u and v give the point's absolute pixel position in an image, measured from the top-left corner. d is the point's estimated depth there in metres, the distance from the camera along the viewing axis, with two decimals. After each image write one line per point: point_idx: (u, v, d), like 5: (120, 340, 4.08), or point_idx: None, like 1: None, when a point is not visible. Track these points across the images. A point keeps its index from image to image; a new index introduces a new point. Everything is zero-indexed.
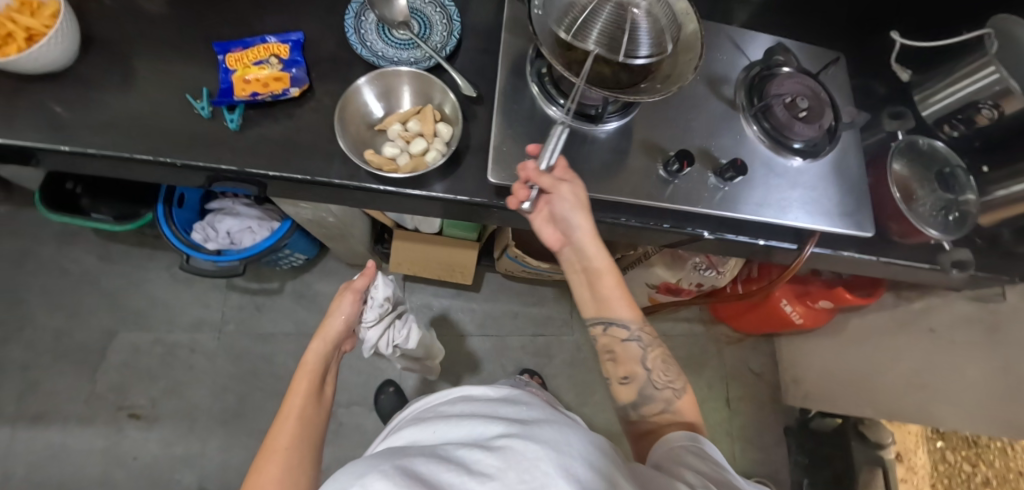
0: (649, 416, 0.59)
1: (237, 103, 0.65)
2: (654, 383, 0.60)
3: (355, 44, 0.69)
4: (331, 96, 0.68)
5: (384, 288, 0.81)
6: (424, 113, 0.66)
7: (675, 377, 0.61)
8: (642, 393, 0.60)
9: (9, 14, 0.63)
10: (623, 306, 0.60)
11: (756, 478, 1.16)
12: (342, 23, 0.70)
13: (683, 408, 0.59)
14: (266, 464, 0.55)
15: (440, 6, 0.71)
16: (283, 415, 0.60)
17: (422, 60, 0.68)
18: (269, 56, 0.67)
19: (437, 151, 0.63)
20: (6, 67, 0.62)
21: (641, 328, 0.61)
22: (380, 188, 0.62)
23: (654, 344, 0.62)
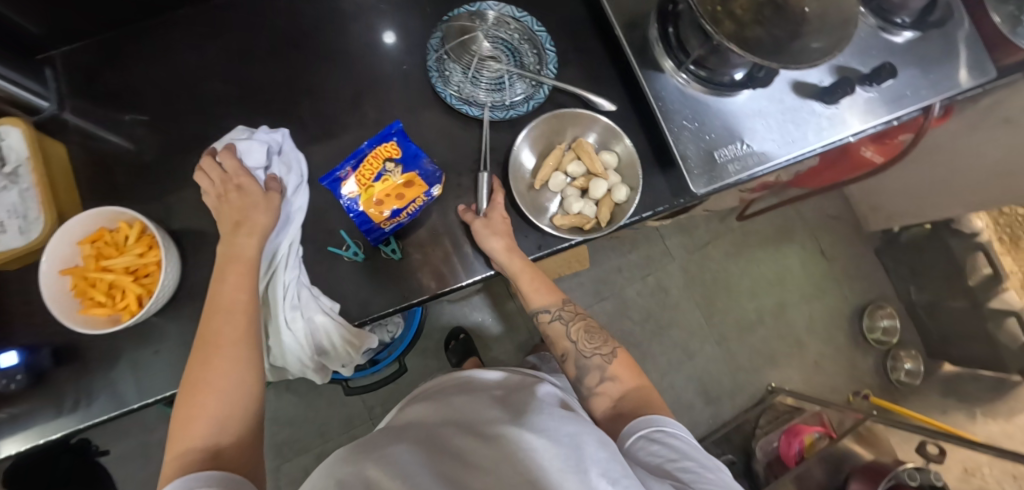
0: (595, 390, 0.54)
1: (388, 233, 0.58)
2: (584, 351, 0.56)
3: (460, 106, 0.61)
4: (469, 175, 0.62)
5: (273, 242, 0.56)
6: (580, 149, 0.63)
7: (601, 341, 0.57)
8: (578, 365, 0.56)
9: (97, 263, 0.52)
10: (542, 293, 0.59)
11: (873, 303, 1.29)
12: (430, 84, 0.63)
13: (618, 372, 0.55)
14: (191, 423, 0.42)
15: (515, 23, 0.63)
16: (206, 347, 0.45)
17: (533, 91, 0.63)
18: (384, 164, 0.59)
19: (625, 186, 0.62)
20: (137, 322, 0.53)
21: (563, 304, 0.59)
22: (578, 243, 0.59)
23: (576, 316, 0.59)
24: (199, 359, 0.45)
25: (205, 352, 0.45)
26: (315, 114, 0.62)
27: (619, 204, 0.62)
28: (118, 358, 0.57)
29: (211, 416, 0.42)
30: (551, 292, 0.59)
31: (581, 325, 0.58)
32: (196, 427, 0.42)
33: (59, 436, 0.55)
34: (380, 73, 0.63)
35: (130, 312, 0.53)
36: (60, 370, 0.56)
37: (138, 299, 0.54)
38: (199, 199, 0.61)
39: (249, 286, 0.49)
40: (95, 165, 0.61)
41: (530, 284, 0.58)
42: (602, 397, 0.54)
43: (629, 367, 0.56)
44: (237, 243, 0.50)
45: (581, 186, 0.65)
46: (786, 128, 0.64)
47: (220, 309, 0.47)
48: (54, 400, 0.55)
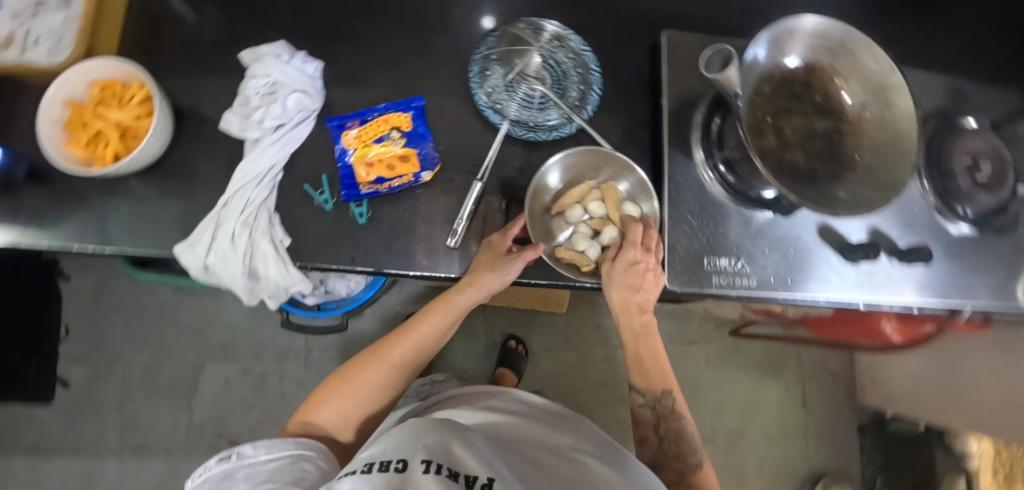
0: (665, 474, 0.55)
1: (364, 195, 0.58)
2: (667, 452, 0.56)
3: (485, 108, 0.61)
4: (464, 174, 0.61)
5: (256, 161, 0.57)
6: (607, 192, 0.60)
7: (691, 448, 0.56)
8: (654, 459, 0.56)
9: (95, 108, 0.55)
10: (660, 374, 0.57)
11: (831, 476, 1.21)
12: (468, 77, 0.63)
13: (700, 483, 0.54)
14: (339, 411, 0.57)
15: (573, 52, 0.64)
16: (376, 363, 0.59)
17: (562, 123, 0.63)
18: (390, 130, 0.60)
19: None
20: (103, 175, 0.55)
21: (665, 396, 0.57)
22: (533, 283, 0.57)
23: (675, 414, 0.57)
24: (370, 366, 0.59)
25: (381, 366, 0.59)
26: (351, 59, 0.62)
27: None
28: (72, 200, 0.58)
29: (349, 407, 0.57)
30: (664, 381, 0.57)
31: (677, 426, 0.57)
32: (334, 411, 0.57)
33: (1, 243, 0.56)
34: (427, 48, 0.63)
35: (103, 163, 0.55)
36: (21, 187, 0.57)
37: (115, 155, 0.55)
38: (215, 90, 0.62)
39: (432, 331, 0.60)
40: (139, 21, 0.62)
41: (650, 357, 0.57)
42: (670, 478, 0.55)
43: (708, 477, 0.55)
44: (450, 304, 0.59)
45: (595, 228, 0.61)
46: (792, 266, 0.60)
47: (409, 338, 0.60)
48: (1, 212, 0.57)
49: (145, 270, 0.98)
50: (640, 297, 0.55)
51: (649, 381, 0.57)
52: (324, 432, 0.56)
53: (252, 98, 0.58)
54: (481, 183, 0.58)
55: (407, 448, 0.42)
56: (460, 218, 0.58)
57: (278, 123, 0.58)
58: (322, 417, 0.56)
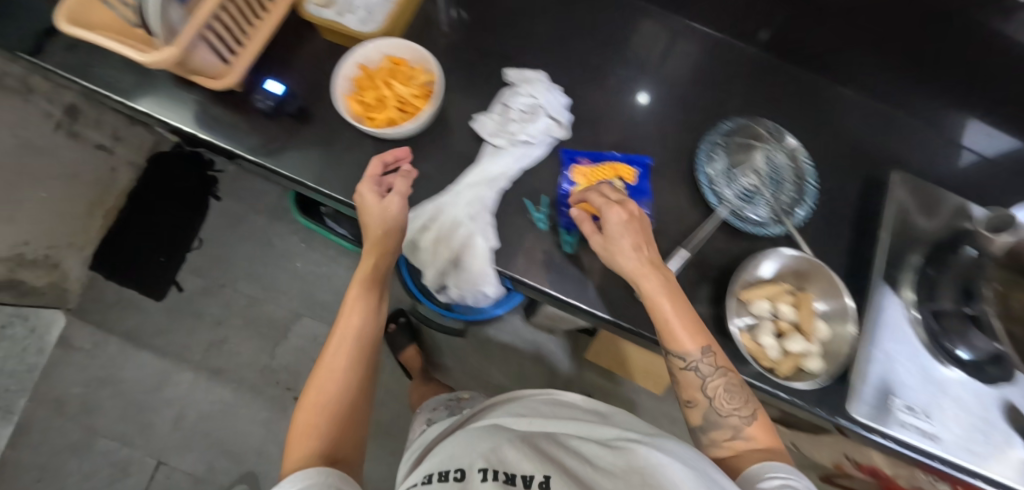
0: (720, 444, 0.51)
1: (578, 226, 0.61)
2: (718, 410, 0.52)
3: (706, 186, 0.64)
4: (667, 239, 0.64)
5: (497, 166, 0.62)
6: (801, 299, 0.61)
7: (742, 399, 0.51)
8: (709, 419, 0.52)
9: (387, 78, 0.62)
10: (683, 331, 0.52)
11: None
12: (695, 156, 0.67)
13: (755, 432, 0.50)
14: (308, 429, 0.49)
15: (794, 161, 0.67)
16: (323, 367, 0.54)
17: (770, 222, 0.65)
18: (615, 178, 0.64)
19: (819, 362, 0.59)
20: (373, 135, 0.61)
21: (705, 354, 0.52)
22: None
23: (719, 371, 0.52)
24: (330, 359, 0.54)
25: (347, 354, 0.54)
26: (596, 106, 0.68)
27: (801, 370, 0.59)
28: (328, 146, 0.66)
29: (338, 416, 0.51)
30: (698, 338, 0.52)
31: (724, 382, 0.52)
32: (325, 423, 0.50)
33: (251, 159, 0.65)
34: (664, 118, 0.69)
35: (372, 122, 0.62)
36: (289, 123, 0.66)
37: (385, 120, 0.62)
38: (469, 86, 0.67)
39: (366, 288, 0.58)
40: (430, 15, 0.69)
41: (677, 315, 0.51)
42: (756, 454, 0.49)
43: (765, 428, 0.51)
44: (372, 265, 0.58)
45: (781, 330, 0.61)
46: (973, 436, 0.56)
47: (345, 319, 0.56)
48: (265, 135, 0.66)
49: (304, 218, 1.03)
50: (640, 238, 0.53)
51: (682, 342, 0.52)
52: (321, 454, 0.48)
53: (512, 111, 0.64)
54: (685, 254, 0.62)
55: (465, 458, 0.43)
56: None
57: (526, 141, 0.63)
58: (316, 440, 0.49)
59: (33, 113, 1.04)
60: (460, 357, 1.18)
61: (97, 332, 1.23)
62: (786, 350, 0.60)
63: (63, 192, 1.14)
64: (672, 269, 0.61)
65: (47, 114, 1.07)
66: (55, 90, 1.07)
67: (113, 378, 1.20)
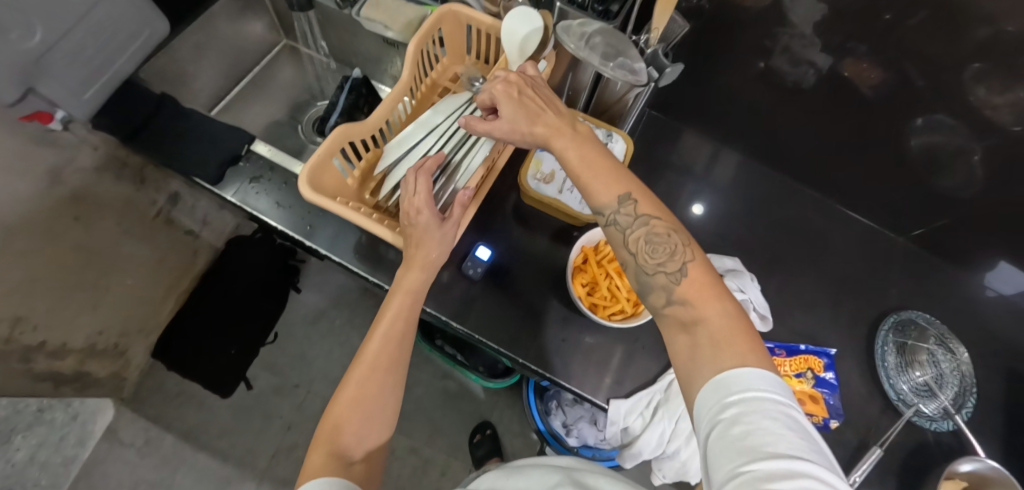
0: (661, 311, 0.43)
1: None
2: (644, 267, 0.44)
3: (883, 379, 0.69)
4: (855, 431, 0.67)
5: None
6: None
7: (669, 251, 0.43)
8: (640, 281, 0.44)
9: (617, 266, 0.61)
10: (602, 183, 0.45)
11: None
12: (867, 347, 0.72)
13: (686, 293, 0.41)
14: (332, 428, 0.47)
15: (955, 359, 0.71)
16: (360, 368, 0.50)
17: (940, 417, 0.69)
18: (806, 369, 0.67)
19: None
20: (606, 327, 0.59)
21: (622, 201, 0.44)
22: None
23: (645, 220, 0.44)
24: (365, 369, 0.50)
25: (368, 365, 0.50)
26: (775, 292, 0.74)
27: None
28: (532, 314, 0.64)
29: (347, 416, 0.48)
30: (614, 182, 0.45)
31: (645, 233, 0.44)
32: (361, 424, 0.48)
33: (453, 326, 0.63)
34: (835, 306, 0.75)
35: (601, 312, 0.60)
36: (490, 286, 0.66)
37: (613, 310, 0.60)
38: None
39: (412, 319, 0.53)
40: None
41: (578, 153, 0.47)
42: (685, 339, 0.40)
43: (704, 288, 0.41)
44: (411, 284, 0.53)
45: None
46: None
47: (387, 317, 0.53)
48: (468, 300, 0.64)
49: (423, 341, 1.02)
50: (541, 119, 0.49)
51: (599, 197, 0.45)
52: (339, 451, 0.46)
53: None
54: (878, 452, 0.64)
55: None
56: (854, 475, 0.63)
57: None
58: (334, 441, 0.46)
59: (140, 200, 0.99)
60: None
61: (152, 428, 1.16)
62: None
63: (148, 279, 1.08)
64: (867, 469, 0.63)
65: (153, 202, 1.03)
66: (164, 178, 1.02)
67: (165, 481, 1.12)
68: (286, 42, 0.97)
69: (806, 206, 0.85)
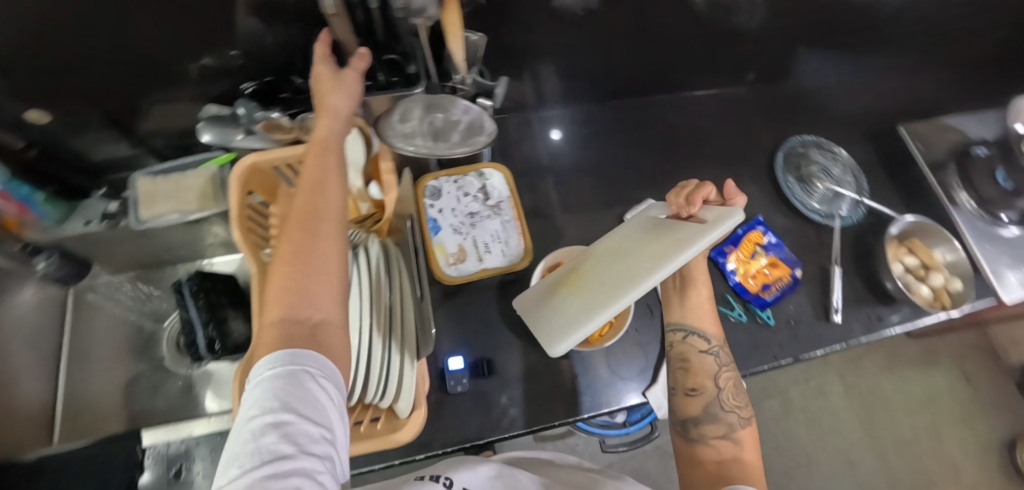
0: (708, 440, 0.53)
1: (767, 301, 0.71)
2: (722, 403, 0.55)
3: (803, 209, 0.78)
4: (813, 263, 0.76)
5: None
6: (914, 245, 0.78)
7: (744, 404, 0.56)
8: (708, 408, 0.55)
9: None
10: (710, 320, 0.61)
11: None
12: (777, 192, 0.81)
13: (742, 439, 0.53)
14: (277, 311, 0.35)
15: (832, 158, 0.83)
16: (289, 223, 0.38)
17: (852, 208, 0.80)
18: (755, 247, 0.74)
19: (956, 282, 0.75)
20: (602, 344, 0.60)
21: (722, 349, 0.59)
22: (898, 330, 0.73)
23: (730, 368, 0.59)
24: (295, 225, 0.38)
25: (298, 221, 0.38)
26: None
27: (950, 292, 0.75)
28: (540, 376, 0.63)
29: (294, 283, 0.36)
30: (713, 327, 0.60)
31: (730, 377, 0.58)
32: (316, 285, 0.36)
33: (480, 443, 0.60)
34: (735, 178, 0.82)
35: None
36: (489, 381, 0.62)
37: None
38: None
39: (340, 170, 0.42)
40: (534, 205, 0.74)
41: (706, 297, 0.62)
42: (719, 458, 0.50)
43: (751, 439, 0.53)
44: (321, 168, 0.41)
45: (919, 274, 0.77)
46: None
47: (306, 171, 0.41)
48: (481, 407, 0.61)
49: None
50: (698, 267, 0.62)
51: (687, 319, 0.61)
52: (296, 322, 0.35)
53: None
54: (836, 268, 0.75)
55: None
56: (833, 299, 0.73)
57: None
58: (285, 314, 0.35)
59: None
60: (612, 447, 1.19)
61: None
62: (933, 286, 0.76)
63: None
64: (838, 286, 0.73)
65: None
66: None
67: None
68: (73, 289, 0.75)
69: (658, 106, 0.89)
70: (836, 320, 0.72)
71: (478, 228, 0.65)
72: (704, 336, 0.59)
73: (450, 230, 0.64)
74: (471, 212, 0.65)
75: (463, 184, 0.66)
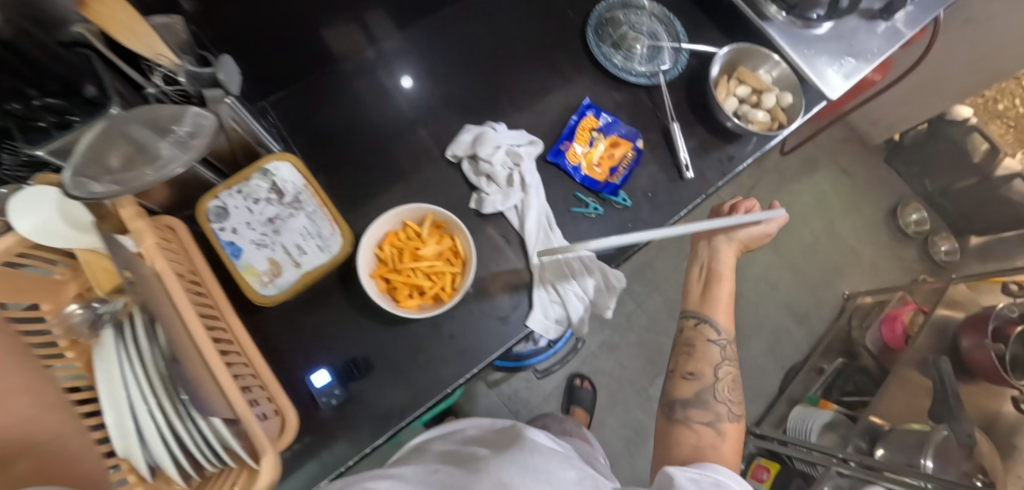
0: (693, 424, 0.61)
1: (616, 184, 0.68)
2: (711, 388, 0.63)
3: (628, 77, 0.74)
4: (653, 128, 0.73)
5: (535, 212, 0.63)
6: (742, 75, 0.76)
7: (736, 399, 0.64)
8: (700, 395, 0.63)
9: (407, 255, 0.56)
10: (723, 313, 0.68)
11: (917, 207, 1.41)
12: (600, 66, 0.75)
13: (725, 429, 0.61)
14: None
15: (643, 11, 0.77)
16: None
17: (675, 56, 0.76)
18: (591, 133, 0.69)
19: (785, 95, 0.75)
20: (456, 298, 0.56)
21: (727, 344, 0.67)
22: (745, 164, 0.75)
23: (732, 360, 0.66)
24: None
25: None
26: (516, 109, 0.72)
27: (782, 107, 0.75)
28: (417, 353, 0.60)
29: None
30: (727, 322, 0.68)
31: (727, 364, 0.66)
32: None
33: (381, 442, 0.57)
34: (553, 66, 0.75)
35: (446, 295, 0.56)
36: (365, 381, 0.58)
37: (451, 280, 0.56)
38: (442, 191, 0.66)
39: None
40: (351, 181, 0.66)
41: (728, 314, 0.69)
42: (704, 438, 0.60)
43: (736, 436, 0.62)
44: None
45: (752, 101, 0.76)
46: (876, 29, 0.75)
47: None
48: (367, 409, 0.57)
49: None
50: (724, 285, 0.70)
51: (704, 306, 0.69)
52: None
53: (498, 173, 0.62)
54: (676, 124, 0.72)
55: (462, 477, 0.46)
56: (680, 156, 0.71)
57: (530, 176, 0.63)
58: None
59: None
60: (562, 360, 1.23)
61: None
62: (766, 107, 0.76)
63: None
64: (682, 141, 0.71)
65: None
66: None
67: None
68: None
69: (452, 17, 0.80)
70: (688, 176, 0.71)
71: (284, 232, 0.57)
72: (722, 339, 0.67)
73: (254, 247, 0.56)
74: (270, 218, 0.57)
75: (250, 190, 0.57)
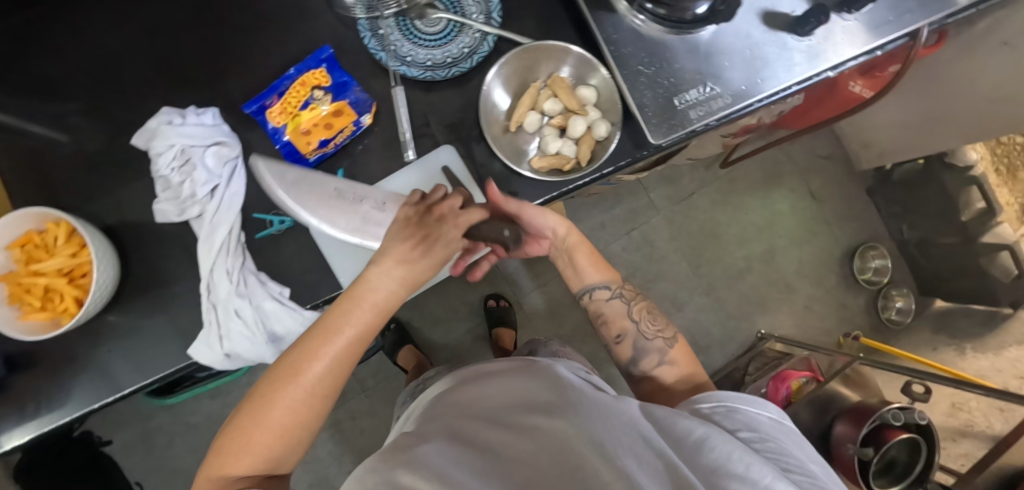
0: (650, 371, 0.56)
1: (314, 161, 0.56)
2: (646, 333, 0.58)
3: (398, 67, 0.56)
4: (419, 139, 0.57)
5: (212, 220, 0.54)
6: (556, 85, 0.58)
7: (662, 325, 0.59)
8: (636, 348, 0.57)
9: (30, 267, 0.50)
10: (602, 268, 0.60)
11: (869, 245, 1.27)
12: (367, 50, 0.57)
13: (677, 357, 0.56)
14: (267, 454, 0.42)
15: None
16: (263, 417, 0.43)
17: (477, 45, 0.57)
18: (312, 91, 0.56)
19: (603, 124, 0.57)
20: (83, 321, 0.51)
21: (623, 286, 0.60)
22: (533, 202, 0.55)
23: (637, 298, 0.60)
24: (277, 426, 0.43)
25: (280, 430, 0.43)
26: (242, 91, 0.57)
27: (596, 140, 0.58)
28: (69, 362, 0.55)
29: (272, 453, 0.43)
30: (611, 272, 0.61)
31: (642, 307, 0.60)
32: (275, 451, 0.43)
33: (23, 441, 0.55)
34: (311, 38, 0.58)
35: (70, 315, 0.51)
36: (12, 378, 0.55)
37: (77, 302, 0.52)
38: (134, 185, 0.57)
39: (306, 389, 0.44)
40: (38, 152, 0.57)
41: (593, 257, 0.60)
42: (666, 392, 0.54)
43: (685, 351, 0.57)
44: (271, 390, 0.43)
45: (560, 125, 0.60)
46: (757, 64, 0.57)
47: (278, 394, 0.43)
48: (12, 409, 0.55)
49: (173, 393, 0.90)
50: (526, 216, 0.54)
51: (583, 279, 0.60)
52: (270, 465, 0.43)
53: (169, 176, 0.53)
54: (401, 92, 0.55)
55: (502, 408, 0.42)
56: (401, 128, 0.56)
57: (208, 187, 0.53)
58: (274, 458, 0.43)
59: None
60: (422, 340, 1.18)
61: None
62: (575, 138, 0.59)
63: None
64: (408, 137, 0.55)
65: None
66: None
67: None
68: None
69: None
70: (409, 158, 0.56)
71: None
72: (613, 288, 0.60)
73: None
74: None
75: None
